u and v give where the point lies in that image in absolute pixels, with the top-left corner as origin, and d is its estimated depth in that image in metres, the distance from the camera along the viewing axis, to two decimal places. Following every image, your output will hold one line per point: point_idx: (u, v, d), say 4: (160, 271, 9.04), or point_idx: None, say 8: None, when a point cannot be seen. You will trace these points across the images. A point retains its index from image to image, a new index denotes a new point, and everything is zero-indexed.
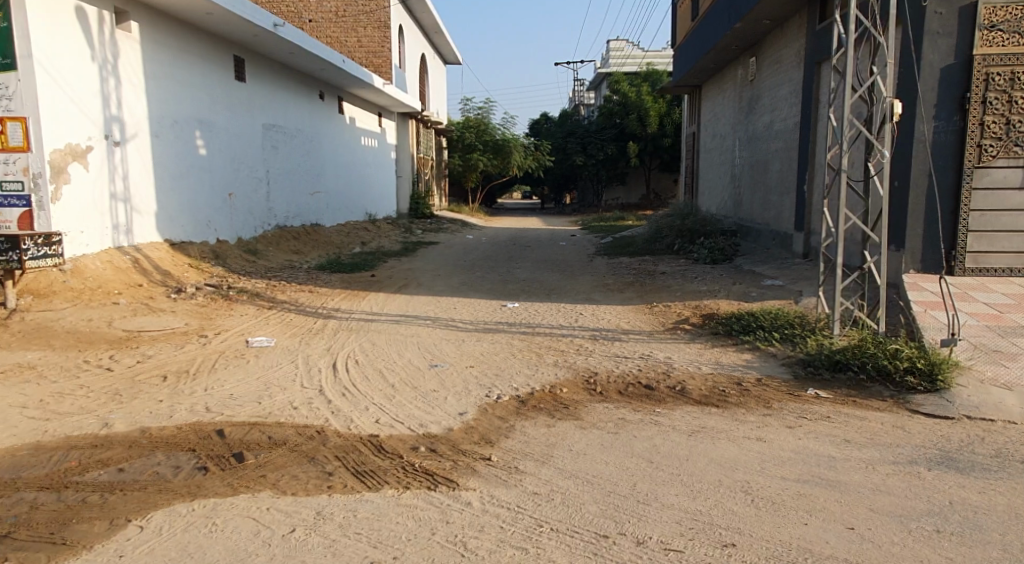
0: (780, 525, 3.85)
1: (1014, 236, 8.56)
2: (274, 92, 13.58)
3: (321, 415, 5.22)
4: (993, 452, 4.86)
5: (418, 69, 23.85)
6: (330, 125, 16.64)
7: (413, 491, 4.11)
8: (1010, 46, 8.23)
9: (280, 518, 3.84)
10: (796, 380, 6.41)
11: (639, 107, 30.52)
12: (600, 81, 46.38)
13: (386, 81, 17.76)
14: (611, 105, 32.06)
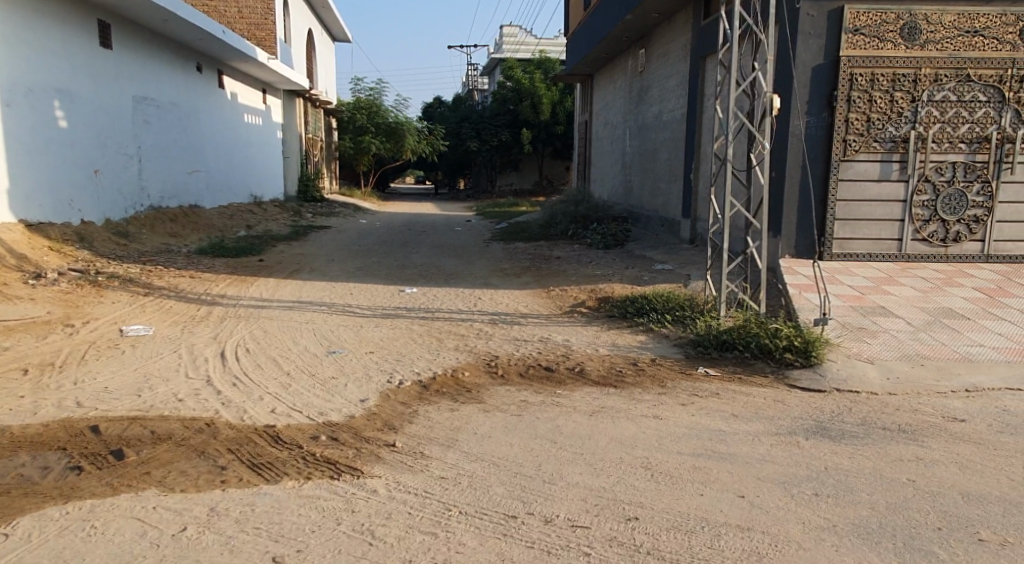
0: (678, 497, 4.01)
1: (872, 225, 9.22)
2: (144, 62, 12.76)
3: (209, 406, 4.98)
4: (860, 420, 5.25)
5: (303, 46, 23.09)
6: (208, 100, 15.75)
7: (314, 481, 3.99)
8: (870, 48, 8.82)
9: (168, 517, 3.63)
10: (687, 359, 6.71)
11: (533, 95, 30.94)
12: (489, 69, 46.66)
13: (268, 56, 17.02)
14: (505, 91, 32.18)
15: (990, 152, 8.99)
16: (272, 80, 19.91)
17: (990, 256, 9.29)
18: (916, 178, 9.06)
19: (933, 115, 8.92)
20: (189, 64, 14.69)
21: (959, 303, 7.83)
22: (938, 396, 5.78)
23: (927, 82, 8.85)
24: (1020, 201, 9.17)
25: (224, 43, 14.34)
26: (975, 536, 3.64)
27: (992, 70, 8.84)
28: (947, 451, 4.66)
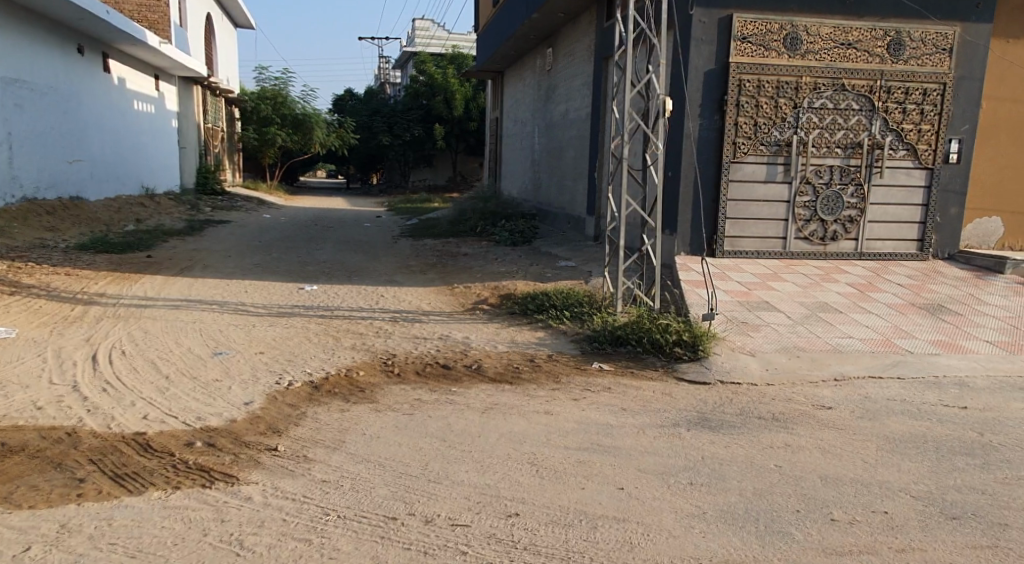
0: (560, 491, 4.11)
1: (759, 224, 9.64)
2: (13, 41, 12.00)
3: (72, 414, 4.76)
4: (738, 410, 5.50)
5: (200, 32, 22.24)
6: (90, 84, 14.95)
7: (182, 491, 3.88)
8: (757, 56, 9.25)
9: (11, 536, 3.46)
10: (582, 355, 6.85)
11: (446, 90, 30.98)
12: (400, 61, 46.17)
13: (158, 39, 16.31)
14: (417, 85, 31.96)
15: (863, 157, 9.60)
16: (165, 65, 19.06)
17: (863, 254, 9.88)
18: (799, 180, 9.56)
19: (813, 121, 9.45)
20: (67, 45, 13.91)
21: (835, 299, 8.32)
22: (810, 386, 6.13)
23: (807, 90, 9.36)
24: (889, 202, 9.83)
25: (106, 23, 13.66)
26: (828, 517, 3.90)
27: (864, 80, 9.44)
28: (813, 438, 4.96)
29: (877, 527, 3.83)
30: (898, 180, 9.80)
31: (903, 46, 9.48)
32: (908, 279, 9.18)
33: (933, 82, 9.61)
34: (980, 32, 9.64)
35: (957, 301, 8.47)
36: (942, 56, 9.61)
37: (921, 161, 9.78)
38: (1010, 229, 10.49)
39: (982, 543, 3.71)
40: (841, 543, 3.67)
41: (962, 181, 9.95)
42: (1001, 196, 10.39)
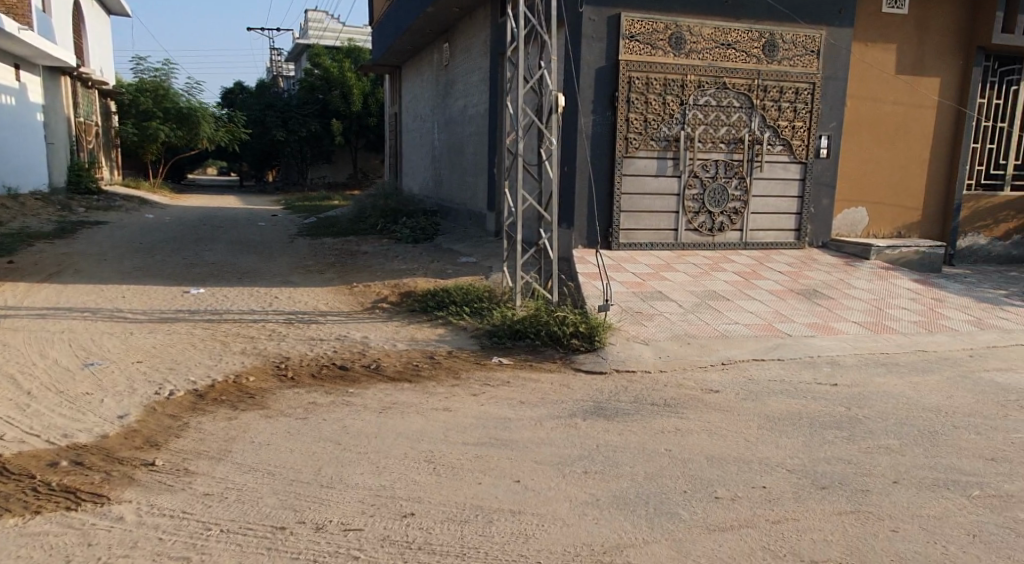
0: (456, 487, 4.11)
1: (652, 216, 9.99)
2: None
3: None
4: (632, 397, 5.66)
5: (67, 18, 20.90)
6: None
7: (44, 516, 3.65)
8: (645, 54, 9.56)
9: None
10: (482, 350, 6.87)
11: (342, 84, 30.47)
12: (292, 54, 44.88)
13: (15, 26, 15.22)
14: (312, 79, 31.01)
15: (744, 152, 10.18)
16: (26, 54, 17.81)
17: (748, 244, 10.45)
18: (686, 173, 9.99)
19: (698, 118, 9.92)
20: None
21: (723, 287, 8.74)
22: (699, 370, 6.39)
23: (692, 88, 9.81)
24: (768, 195, 10.45)
25: None
26: (712, 495, 4.08)
27: (743, 79, 9.99)
28: (701, 421, 5.18)
29: (756, 501, 4.04)
30: (777, 174, 10.44)
31: (776, 47, 10.09)
32: (787, 266, 9.82)
33: (805, 82, 10.28)
34: (843, 36, 10.38)
35: (829, 286, 9.18)
36: (811, 58, 10.29)
37: (796, 155, 10.46)
38: (878, 218, 11.25)
39: (847, 510, 4.00)
40: (723, 520, 3.84)
41: (833, 174, 10.70)
42: (870, 186, 11.13)
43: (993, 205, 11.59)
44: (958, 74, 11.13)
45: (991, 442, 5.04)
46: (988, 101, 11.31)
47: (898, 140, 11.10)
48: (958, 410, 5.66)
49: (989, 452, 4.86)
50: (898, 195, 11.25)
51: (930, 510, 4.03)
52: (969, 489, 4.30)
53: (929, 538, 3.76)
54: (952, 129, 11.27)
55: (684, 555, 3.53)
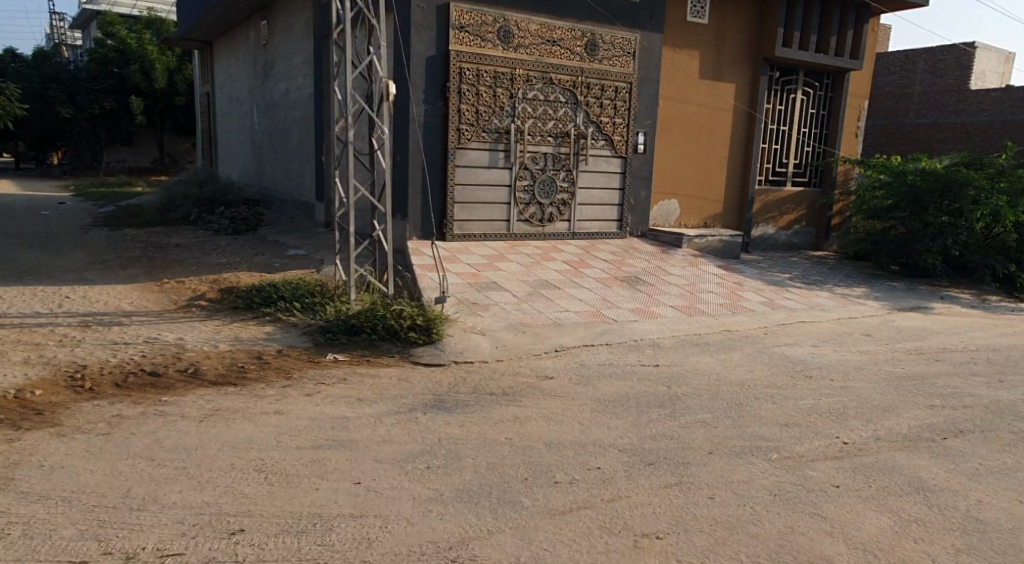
0: (291, 496, 3.89)
1: (485, 208, 10.07)
2: None
3: None
4: (472, 389, 5.66)
5: None
6: None
7: None
8: (474, 45, 9.59)
9: None
10: (314, 347, 6.58)
11: (141, 58, 28.05)
12: (79, 23, 40.52)
13: None
14: (104, 51, 28.41)
15: (570, 146, 10.57)
16: None
17: (575, 234, 10.86)
18: (517, 165, 10.17)
19: (527, 111, 10.14)
20: None
21: (553, 276, 9.00)
22: (533, 358, 6.53)
23: (521, 82, 10.01)
24: (593, 187, 10.92)
25: None
26: (551, 480, 4.17)
27: (567, 76, 10.36)
28: (536, 408, 5.29)
29: (591, 482, 4.17)
30: (601, 167, 10.95)
31: (596, 47, 10.56)
32: (612, 255, 10.28)
33: (622, 81, 10.86)
34: (655, 40, 11.08)
35: (648, 273, 9.73)
36: (627, 59, 10.88)
37: (617, 150, 11.01)
38: (690, 209, 12.11)
39: (672, 482, 4.25)
40: (562, 504, 3.92)
41: (649, 168, 11.40)
42: (684, 180, 11.92)
43: (778, 199, 13.01)
44: (750, 79, 12.25)
45: (787, 409, 5.58)
46: (773, 107, 12.65)
47: (705, 138, 11.99)
48: (759, 383, 6.21)
49: (784, 418, 5.37)
50: (705, 188, 12.19)
51: (741, 475, 4.39)
52: (771, 453, 4.73)
53: (743, 501, 4.07)
54: (746, 130, 12.41)
55: (528, 542, 3.57)
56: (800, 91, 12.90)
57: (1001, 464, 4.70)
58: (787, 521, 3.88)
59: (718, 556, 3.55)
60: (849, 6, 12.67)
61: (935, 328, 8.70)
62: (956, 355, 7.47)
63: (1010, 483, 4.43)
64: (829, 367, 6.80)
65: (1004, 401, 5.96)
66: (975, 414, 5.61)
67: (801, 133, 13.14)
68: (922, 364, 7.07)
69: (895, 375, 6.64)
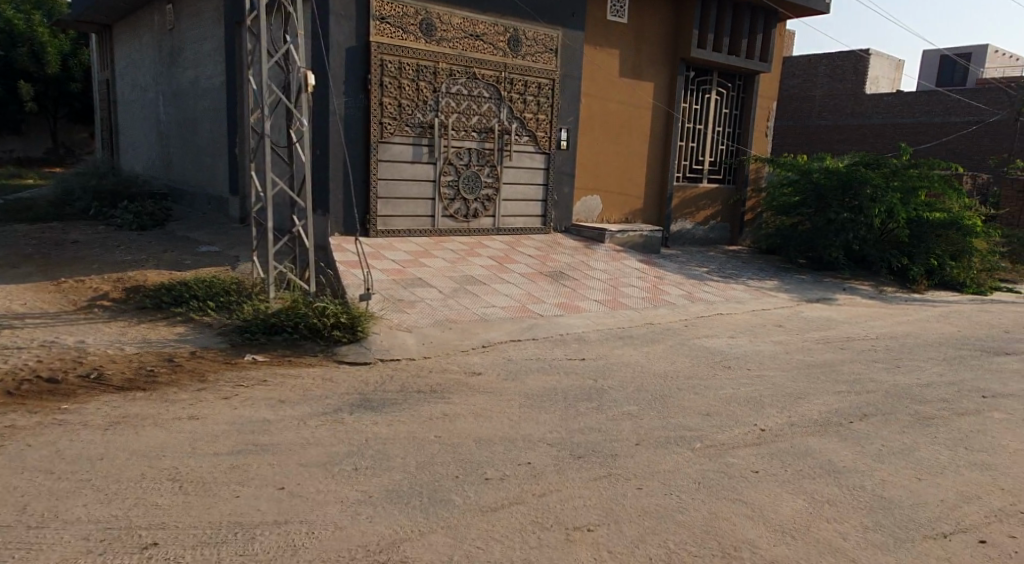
0: (209, 505, 3.69)
1: (409, 203, 9.91)
2: None
3: None
4: (398, 387, 5.54)
5: None
6: None
7: None
8: (395, 37, 9.41)
9: None
10: (231, 348, 6.31)
11: (31, 41, 25.97)
12: None
13: None
14: None
15: (494, 141, 10.53)
16: None
17: (500, 229, 10.83)
18: (441, 160, 10.06)
19: (451, 106, 10.04)
20: None
21: (479, 272, 8.93)
22: (460, 354, 6.45)
23: (444, 76, 9.89)
24: (517, 183, 10.91)
25: None
26: (482, 477, 4.10)
27: (490, 71, 10.31)
28: (464, 404, 5.22)
29: (522, 477, 4.13)
30: (525, 163, 10.94)
31: (519, 43, 10.55)
32: (536, 250, 10.29)
33: (545, 78, 10.89)
34: (576, 38, 11.15)
35: (572, 268, 9.78)
36: (550, 55, 10.91)
37: (541, 146, 11.04)
38: (612, 205, 12.26)
39: (602, 474, 4.25)
40: (494, 500, 3.87)
41: (572, 164, 11.48)
42: (607, 175, 12.06)
43: (695, 194, 13.33)
44: (668, 78, 12.50)
45: (708, 398, 5.69)
46: (689, 106, 12.96)
47: (627, 134, 12.15)
48: (680, 374, 6.33)
49: (705, 408, 5.48)
50: (627, 184, 12.36)
51: (666, 465, 4.44)
52: (694, 443, 4.80)
53: (669, 490, 4.11)
54: (665, 127, 12.66)
55: (460, 541, 3.50)
56: (714, 91, 13.27)
57: (900, 444, 4.93)
58: (710, 508, 3.94)
59: (647, 545, 3.57)
60: (757, 12, 13.17)
61: (839, 318, 9.09)
62: (859, 343, 7.82)
63: (910, 462, 4.64)
64: (744, 357, 6.99)
65: (902, 385, 6.27)
66: (878, 398, 5.87)
67: (716, 132, 13.52)
68: (829, 352, 7.36)
69: (805, 363, 6.89)
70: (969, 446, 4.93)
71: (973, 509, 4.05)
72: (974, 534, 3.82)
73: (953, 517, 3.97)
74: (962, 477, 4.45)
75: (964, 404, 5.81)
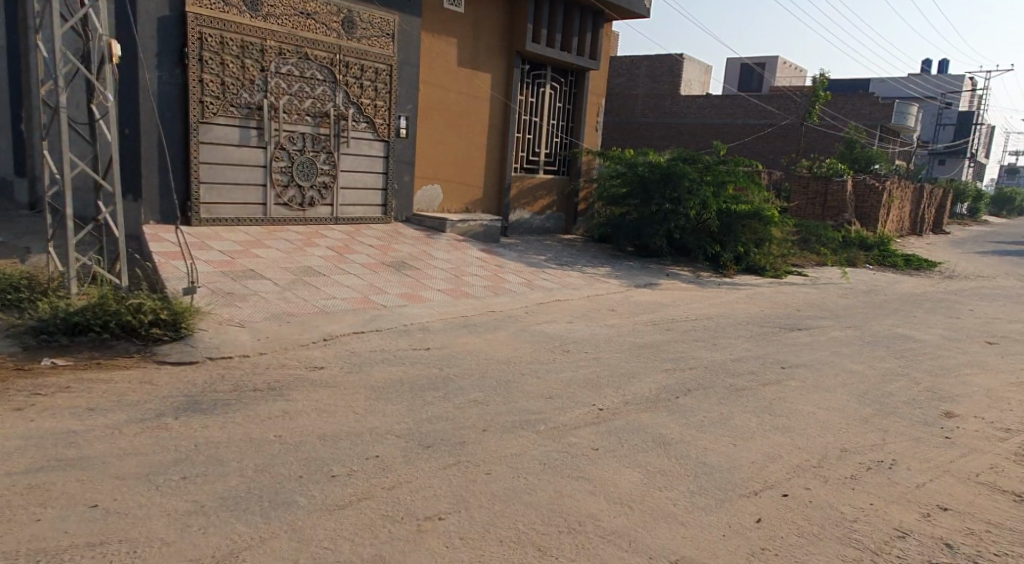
0: (2, 533, 3.20)
1: (237, 189, 9.30)
2: None
3: None
4: (231, 386, 5.13)
5: None
6: None
7: None
8: (215, 10, 8.77)
9: None
10: (26, 353, 5.57)
11: None
12: None
13: None
14: None
15: (330, 127, 10.11)
16: None
17: (338, 219, 10.44)
18: (272, 145, 9.52)
19: (281, 87, 9.51)
20: None
21: (317, 262, 8.54)
22: (299, 349, 6.10)
23: (272, 54, 9.35)
24: (355, 170, 10.56)
25: None
26: (328, 474, 3.87)
27: (324, 52, 9.88)
28: (305, 401, 4.93)
29: (369, 472, 3.94)
30: (363, 150, 10.60)
31: (354, 25, 10.18)
32: (377, 240, 10.00)
33: (382, 63, 10.60)
34: (412, 23, 10.92)
35: (414, 258, 9.60)
36: (387, 40, 10.63)
37: (379, 133, 10.74)
38: (453, 194, 12.18)
39: (451, 463, 4.16)
40: (340, 498, 3.66)
41: (412, 152, 11.27)
42: (447, 164, 11.97)
43: (533, 184, 13.56)
44: (504, 68, 12.61)
45: (549, 382, 5.77)
46: (525, 99, 13.18)
47: (465, 122, 12.11)
48: (522, 359, 6.37)
49: (547, 391, 5.53)
50: (468, 172, 12.33)
51: (512, 448, 4.42)
52: (538, 425, 4.83)
53: (516, 473, 4.09)
54: (503, 118, 12.76)
55: (305, 544, 3.27)
56: (549, 85, 13.60)
57: (718, 414, 5.24)
58: (556, 488, 3.95)
59: (497, 528, 3.52)
60: (585, 14, 13.58)
61: (663, 301, 9.59)
62: (681, 324, 8.28)
63: (728, 431, 4.92)
64: (581, 341, 7.16)
65: (719, 361, 6.70)
66: (699, 373, 6.24)
67: (551, 125, 13.87)
68: (657, 333, 7.73)
69: (634, 344, 7.18)
70: (773, 412, 5.34)
71: (779, 468, 4.37)
72: (779, 489, 4.10)
73: (765, 476, 4.26)
74: (768, 440, 4.79)
75: (767, 375, 6.29)
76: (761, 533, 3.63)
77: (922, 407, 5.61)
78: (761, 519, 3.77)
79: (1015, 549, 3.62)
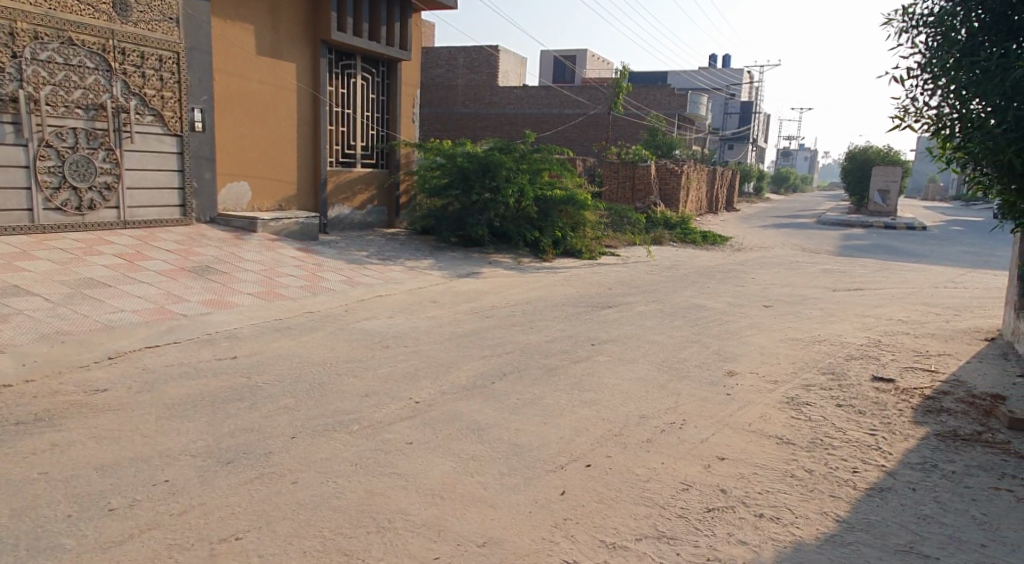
0: None
1: None
2: None
3: None
4: None
5: None
6: None
7: None
8: None
9: None
10: None
11: None
12: None
13: None
14: None
15: (107, 120, 9.22)
16: None
17: (126, 222, 9.55)
18: (35, 142, 8.52)
19: (41, 76, 8.51)
20: None
21: (99, 272, 7.74)
22: (79, 371, 5.48)
23: (26, 38, 8.34)
24: (144, 168, 9.71)
25: None
26: (105, 509, 3.49)
27: (92, 37, 8.96)
28: (83, 429, 4.41)
29: (156, 499, 3.60)
30: (150, 145, 9.76)
31: (128, 7, 9.31)
32: (175, 244, 9.26)
33: (166, 50, 9.79)
34: (200, 8, 10.15)
35: (219, 261, 8.98)
36: (170, 25, 9.82)
37: (169, 127, 9.93)
38: (260, 191, 11.51)
39: (253, 477, 3.91)
40: (118, 533, 3.32)
41: (211, 147, 10.52)
42: (253, 159, 11.28)
43: (350, 179, 13.16)
44: (309, 58, 12.10)
45: (364, 380, 5.61)
46: (334, 90, 12.74)
47: (268, 114, 11.46)
48: (335, 359, 6.15)
49: (362, 389, 5.37)
50: (276, 168, 11.70)
51: (322, 452, 4.24)
52: (351, 425, 4.67)
53: (325, 478, 3.92)
54: (312, 110, 12.26)
55: None
56: (359, 75, 13.24)
57: (530, 396, 5.34)
58: (367, 487, 3.84)
59: (299, 539, 3.35)
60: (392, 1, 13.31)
61: (480, 288, 9.70)
62: (496, 310, 8.43)
63: (539, 411, 5.03)
64: (400, 335, 7.04)
65: (533, 343, 6.86)
66: (514, 357, 6.35)
67: (364, 117, 13.54)
68: (475, 321, 7.78)
69: (450, 334, 7.18)
70: (581, 388, 5.53)
71: (583, 440, 4.53)
72: (582, 461, 4.24)
73: (571, 450, 4.39)
74: (575, 416, 4.95)
75: (576, 353, 6.52)
76: (564, 505, 3.74)
77: (709, 369, 6.08)
78: (565, 491, 3.88)
79: (776, 485, 3.98)
